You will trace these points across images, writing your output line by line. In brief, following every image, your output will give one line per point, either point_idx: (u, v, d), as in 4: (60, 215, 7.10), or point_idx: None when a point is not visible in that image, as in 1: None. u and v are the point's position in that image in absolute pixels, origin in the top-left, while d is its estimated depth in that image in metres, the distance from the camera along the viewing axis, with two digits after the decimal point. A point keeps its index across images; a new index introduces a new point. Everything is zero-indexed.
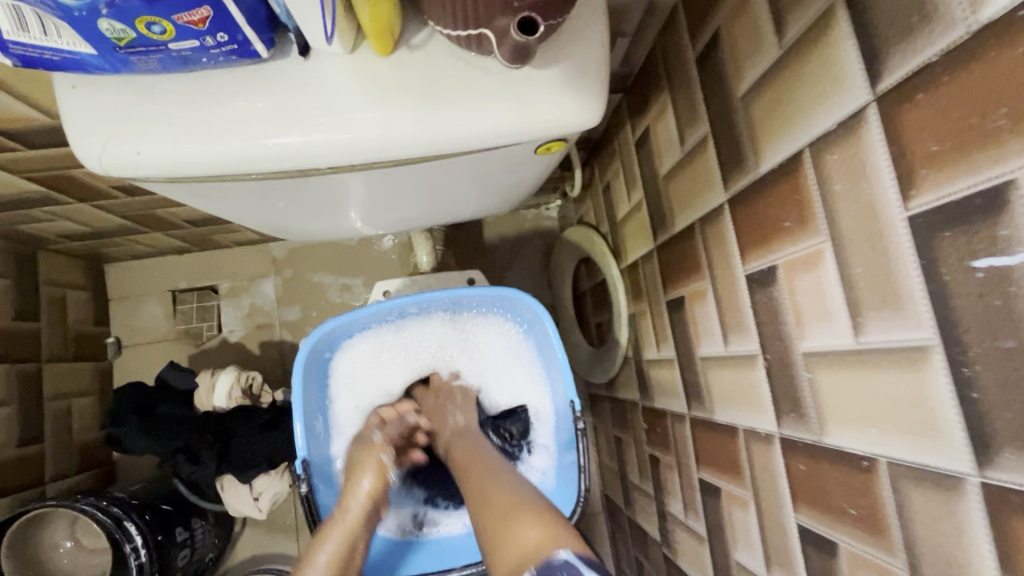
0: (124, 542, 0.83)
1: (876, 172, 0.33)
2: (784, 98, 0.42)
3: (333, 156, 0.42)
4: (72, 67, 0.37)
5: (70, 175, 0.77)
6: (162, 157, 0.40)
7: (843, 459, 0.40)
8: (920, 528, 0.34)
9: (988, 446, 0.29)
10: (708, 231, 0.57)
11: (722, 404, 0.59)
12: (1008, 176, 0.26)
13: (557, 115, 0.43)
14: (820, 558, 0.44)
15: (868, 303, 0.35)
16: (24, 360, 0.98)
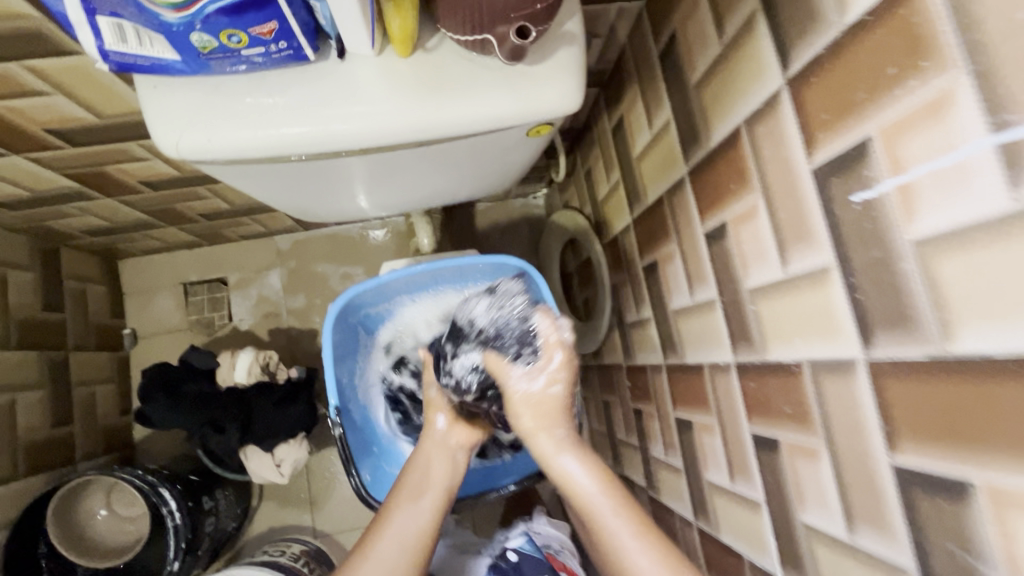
0: (160, 506, 0.90)
1: (791, 137, 0.44)
2: (726, 84, 0.52)
3: (364, 138, 0.51)
4: (156, 70, 0.47)
5: (104, 171, 0.85)
6: (225, 142, 0.49)
7: (781, 369, 0.50)
8: (833, 408, 0.44)
9: (869, 332, 0.39)
10: (675, 200, 0.67)
11: (691, 348, 0.70)
12: (867, 133, 0.36)
13: (546, 101, 0.53)
14: (768, 456, 0.55)
15: (791, 240, 0.46)
16: (53, 348, 1.04)
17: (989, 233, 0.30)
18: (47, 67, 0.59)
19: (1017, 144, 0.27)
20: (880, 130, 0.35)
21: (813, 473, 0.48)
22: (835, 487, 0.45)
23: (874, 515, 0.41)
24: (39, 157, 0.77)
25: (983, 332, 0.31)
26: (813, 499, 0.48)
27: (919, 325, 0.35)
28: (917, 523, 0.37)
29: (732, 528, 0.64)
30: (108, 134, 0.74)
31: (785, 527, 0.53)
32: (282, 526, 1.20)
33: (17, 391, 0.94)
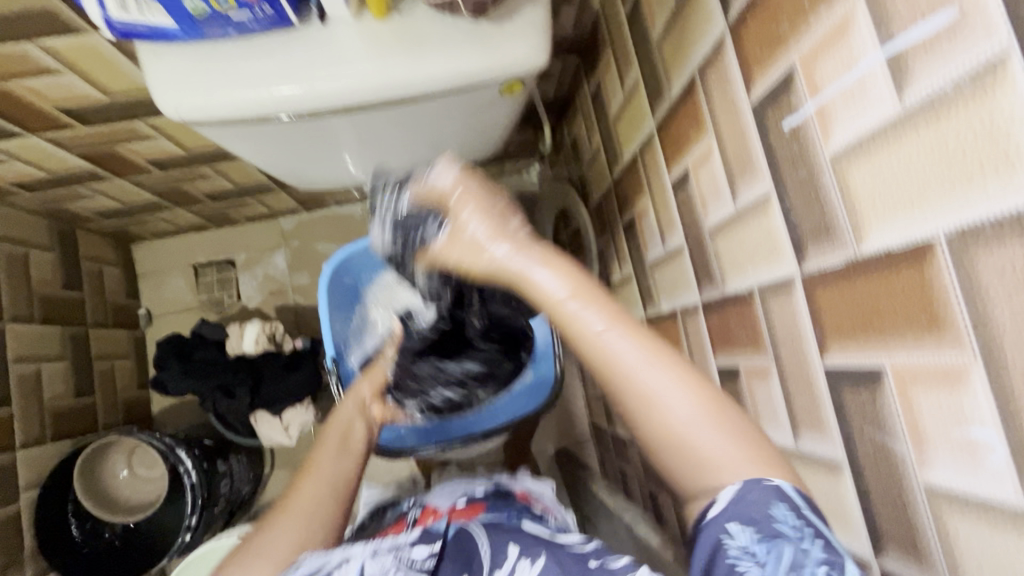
0: (178, 465, 0.96)
1: (733, 77, 0.48)
2: (681, 35, 0.56)
3: (346, 97, 0.56)
4: (156, 36, 0.52)
5: (114, 150, 0.90)
6: (220, 102, 0.54)
7: (737, 298, 0.54)
8: (778, 324, 0.48)
9: (802, 248, 0.43)
10: (646, 154, 0.71)
11: (666, 295, 0.73)
12: (791, 63, 0.40)
13: (514, 56, 0.57)
14: (731, 385, 0.58)
15: (739, 174, 0.50)
16: (73, 323, 1.11)
17: (885, 137, 0.33)
18: (59, 46, 0.64)
19: (902, 52, 0.31)
20: (800, 57, 0.39)
21: (767, 391, 0.51)
22: (783, 400, 0.49)
23: (814, 419, 0.45)
24: (55, 136, 0.83)
25: (886, 229, 0.34)
26: (767, 416, 0.52)
27: (838, 233, 0.38)
28: (845, 415, 0.41)
29: None
30: (117, 112, 0.79)
31: None
32: None
33: (41, 361, 1.01)
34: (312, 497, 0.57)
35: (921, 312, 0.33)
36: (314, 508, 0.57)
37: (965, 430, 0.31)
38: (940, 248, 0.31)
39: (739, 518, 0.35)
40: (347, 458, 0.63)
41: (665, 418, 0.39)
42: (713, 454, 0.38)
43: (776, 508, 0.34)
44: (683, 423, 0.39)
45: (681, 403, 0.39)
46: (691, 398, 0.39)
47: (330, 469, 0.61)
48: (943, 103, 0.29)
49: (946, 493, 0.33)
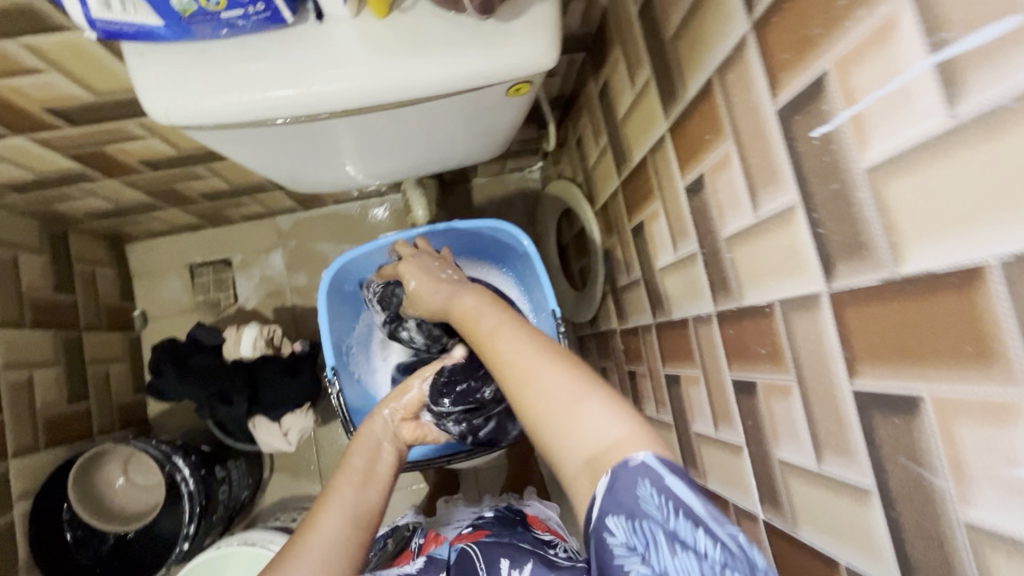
0: (175, 472, 0.94)
1: (755, 81, 0.45)
2: (698, 34, 0.53)
3: (346, 100, 0.53)
4: (142, 36, 0.49)
5: (104, 150, 0.87)
6: (212, 106, 0.52)
7: (755, 312, 0.52)
8: (801, 342, 0.46)
9: (830, 266, 0.40)
10: (657, 158, 0.68)
11: (677, 303, 0.71)
12: (822, 68, 0.37)
13: (521, 57, 0.54)
14: (748, 400, 0.56)
15: (761, 183, 0.47)
16: (66, 327, 1.08)
17: (931, 152, 0.31)
18: (43, 45, 0.61)
19: (953, 60, 0.29)
20: (834, 62, 0.36)
21: (785, 409, 0.49)
22: (804, 419, 0.47)
23: (839, 442, 0.43)
24: (41, 137, 0.80)
25: (927, 250, 0.32)
26: (786, 435, 0.50)
27: (872, 251, 0.36)
28: (875, 443, 0.39)
29: (717, 474, 0.66)
30: (105, 112, 0.76)
31: (764, 468, 0.55)
32: (293, 496, 1.23)
33: (33, 367, 0.99)
34: (333, 531, 0.54)
35: (968, 341, 0.30)
36: (334, 545, 0.53)
37: (1015, 470, 0.29)
38: (992, 275, 0.29)
39: (617, 508, 0.38)
40: (368, 492, 0.59)
41: (547, 397, 0.45)
42: (589, 428, 0.43)
43: (644, 487, 0.38)
44: (559, 402, 0.45)
45: (562, 387, 0.45)
46: (568, 380, 0.45)
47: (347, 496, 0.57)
48: (1002, 118, 0.27)
49: (989, 533, 0.31)
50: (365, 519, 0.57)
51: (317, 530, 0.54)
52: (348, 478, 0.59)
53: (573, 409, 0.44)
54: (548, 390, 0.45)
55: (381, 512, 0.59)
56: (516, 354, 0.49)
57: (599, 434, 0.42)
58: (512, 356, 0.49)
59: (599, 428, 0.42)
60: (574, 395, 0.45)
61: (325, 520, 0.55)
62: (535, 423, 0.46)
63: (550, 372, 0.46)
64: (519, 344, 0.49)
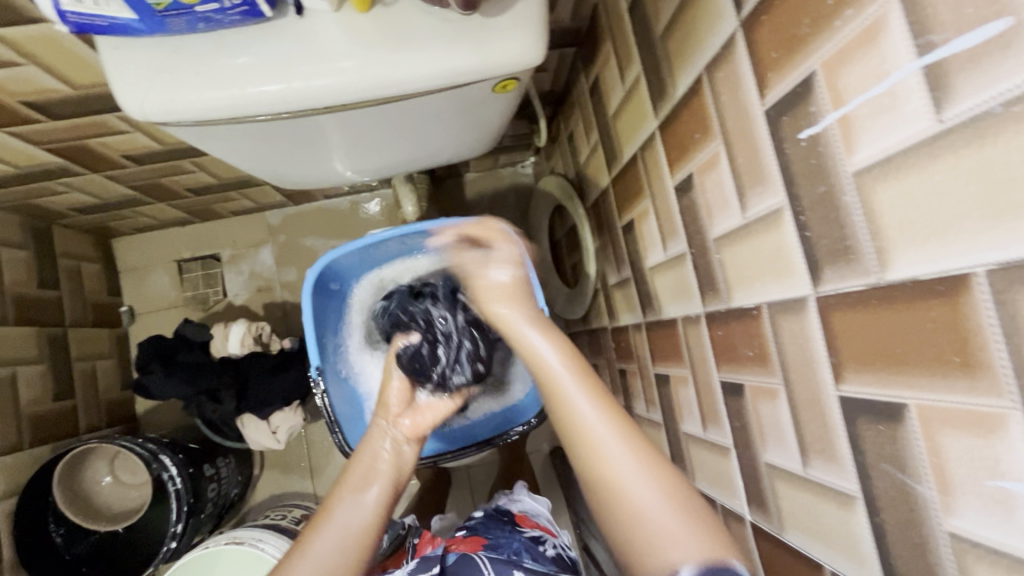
0: (162, 472, 0.93)
1: (744, 80, 0.44)
2: (688, 31, 0.52)
3: (328, 97, 0.52)
4: (115, 30, 0.47)
5: (86, 144, 0.85)
6: (190, 102, 0.50)
7: (743, 313, 0.51)
8: (788, 344, 0.45)
9: (817, 269, 0.40)
10: (647, 155, 0.67)
11: (667, 303, 0.70)
12: (810, 69, 0.37)
13: (507, 54, 0.53)
14: (735, 402, 0.56)
15: (749, 183, 0.46)
16: (51, 324, 1.07)
17: (918, 157, 0.30)
18: (16, 37, 0.59)
19: (941, 64, 0.28)
20: (821, 63, 0.36)
21: (773, 413, 0.49)
22: (791, 423, 0.46)
23: (825, 448, 0.42)
24: (20, 131, 0.78)
25: (913, 257, 0.31)
26: (773, 438, 0.49)
27: (858, 256, 0.35)
28: (860, 449, 0.39)
29: (706, 475, 0.66)
30: (85, 105, 0.74)
31: (751, 471, 0.55)
32: (283, 493, 1.23)
33: (16, 364, 0.97)
34: (325, 553, 0.52)
35: (953, 350, 0.30)
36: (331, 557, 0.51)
37: (998, 481, 0.29)
38: (978, 284, 0.28)
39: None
40: (365, 508, 0.56)
41: (620, 489, 0.43)
42: (646, 505, 0.42)
43: None
44: (626, 473, 0.44)
45: (640, 485, 0.43)
46: (632, 451, 0.45)
47: (346, 519, 0.54)
48: (990, 124, 0.26)
49: (973, 544, 0.31)
50: (360, 538, 0.54)
51: (312, 544, 0.52)
52: (348, 485, 0.58)
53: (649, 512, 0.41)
54: (622, 478, 0.44)
55: (376, 546, 0.55)
56: (594, 430, 0.47)
57: (671, 543, 0.40)
58: (582, 413, 0.48)
59: (671, 534, 0.40)
60: (653, 494, 0.42)
61: (324, 532, 0.53)
62: (600, 485, 0.45)
63: (626, 459, 0.44)
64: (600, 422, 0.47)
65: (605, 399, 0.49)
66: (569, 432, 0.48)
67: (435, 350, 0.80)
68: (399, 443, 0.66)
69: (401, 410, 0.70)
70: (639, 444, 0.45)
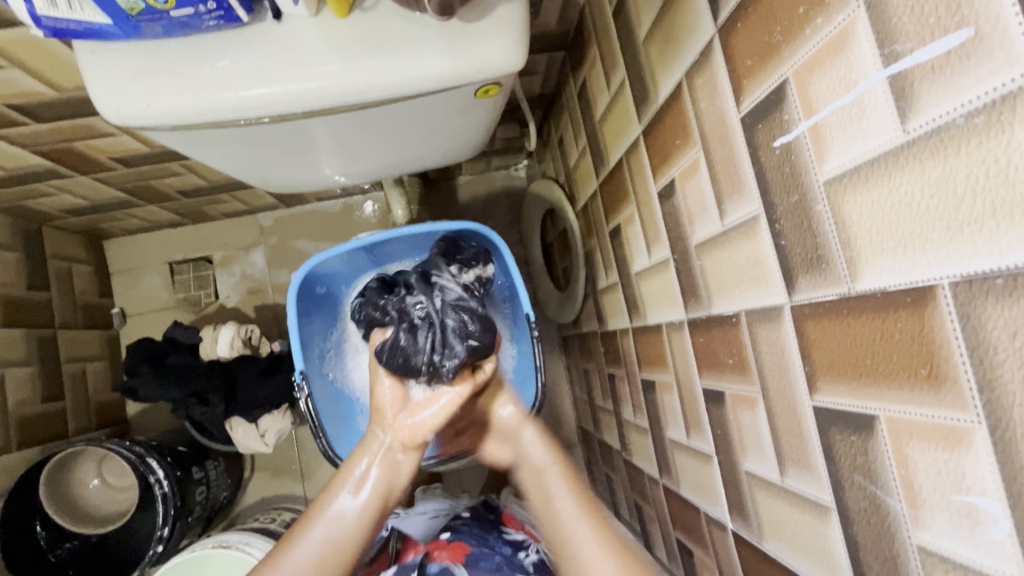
0: (149, 475, 0.93)
1: (721, 87, 0.44)
2: (668, 37, 0.52)
3: (306, 101, 0.52)
4: (91, 34, 0.47)
5: (73, 147, 0.85)
6: (168, 107, 0.50)
7: (723, 320, 0.51)
8: (765, 352, 0.45)
9: (792, 278, 0.39)
10: (632, 161, 0.67)
11: (652, 309, 0.70)
12: (783, 76, 0.36)
13: (487, 59, 0.53)
14: (716, 409, 0.55)
15: (727, 190, 0.46)
16: (40, 326, 1.07)
17: (885, 167, 0.30)
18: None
19: (906, 74, 0.28)
20: (794, 71, 0.35)
21: (751, 421, 0.49)
22: (769, 432, 0.46)
23: (801, 458, 0.42)
24: (7, 134, 0.78)
25: (882, 267, 0.31)
26: (752, 447, 0.49)
27: (830, 265, 0.35)
28: (833, 459, 0.38)
29: (689, 482, 0.65)
30: (70, 108, 0.74)
31: (732, 479, 0.54)
32: (274, 495, 1.22)
33: (4, 366, 0.97)
34: (305, 559, 0.59)
35: (921, 363, 0.30)
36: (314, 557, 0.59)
37: (965, 496, 0.29)
38: (944, 296, 0.28)
39: None
40: (347, 521, 0.62)
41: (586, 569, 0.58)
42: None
43: None
44: (589, 553, 0.59)
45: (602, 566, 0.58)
46: (597, 540, 0.60)
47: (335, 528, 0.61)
48: (952, 136, 0.26)
49: (940, 558, 0.31)
50: (338, 550, 0.60)
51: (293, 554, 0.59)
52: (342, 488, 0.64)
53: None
54: (585, 562, 0.59)
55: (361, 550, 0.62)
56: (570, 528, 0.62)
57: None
58: (564, 513, 0.63)
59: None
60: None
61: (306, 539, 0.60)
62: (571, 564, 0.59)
63: (593, 546, 0.59)
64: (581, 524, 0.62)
65: (585, 503, 0.63)
66: (551, 524, 0.63)
67: (417, 336, 0.68)
68: (394, 454, 0.66)
69: (397, 413, 0.68)
70: (610, 539, 0.60)
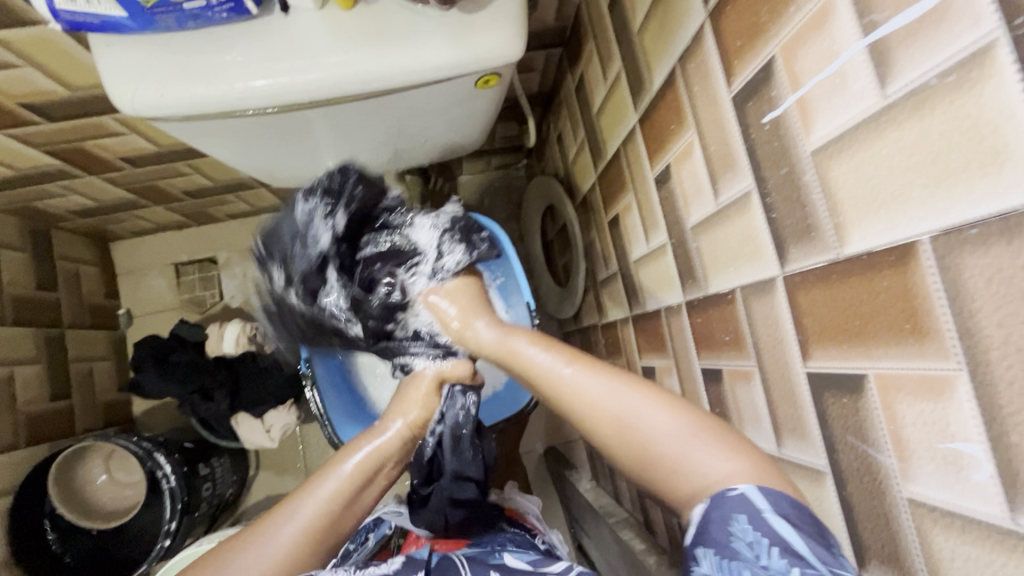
0: (156, 469, 0.94)
1: (713, 70, 0.46)
2: (663, 23, 0.53)
3: (312, 92, 0.54)
4: (107, 28, 0.50)
5: (83, 146, 0.87)
6: (178, 97, 0.52)
7: (719, 298, 0.52)
8: (759, 324, 0.46)
9: (783, 250, 0.41)
10: (629, 151, 0.68)
11: (651, 295, 0.72)
12: (770, 54, 0.38)
13: (487, 47, 0.55)
14: (714, 389, 0.56)
15: (720, 170, 0.48)
16: (48, 325, 1.08)
17: (869, 130, 0.31)
18: (14, 39, 0.61)
19: (885, 41, 0.29)
20: (780, 48, 0.37)
21: (748, 394, 0.50)
22: (765, 404, 0.47)
23: (796, 425, 0.43)
24: (18, 133, 0.80)
25: (868, 228, 0.32)
26: (750, 420, 0.50)
27: (818, 233, 0.37)
28: (826, 423, 0.39)
29: None
30: (82, 107, 0.77)
31: None
32: (278, 494, 1.23)
33: (14, 364, 0.98)
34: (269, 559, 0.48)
35: (904, 318, 0.31)
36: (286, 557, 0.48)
37: (950, 443, 0.30)
38: (924, 251, 0.29)
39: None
40: (337, 488, 0.53)
41: (653, 449, 0.43)
42: (686, 465, 0.41)
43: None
44: (665, 441, 0.43)
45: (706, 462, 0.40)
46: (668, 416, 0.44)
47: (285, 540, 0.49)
48: (926, 97, 0.27)
49: (929, 507, 0.32)
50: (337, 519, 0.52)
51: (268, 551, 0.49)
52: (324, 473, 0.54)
53: (656, 442, 0.43)
54: (598, 401, 0.47)
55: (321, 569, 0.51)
56: (589, 390, 0.48)
57: (696, 465, 0.41)
58: (596, 395, 0.47)
59: (686, 456, 0.41)
60: (635, 403, 0.45)
61: (286, 520, 0.50)
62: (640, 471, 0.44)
63: (581, 375, 0.50)
64: (591, 378, 0.49)
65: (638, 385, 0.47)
66: (590, 407, 0.48)
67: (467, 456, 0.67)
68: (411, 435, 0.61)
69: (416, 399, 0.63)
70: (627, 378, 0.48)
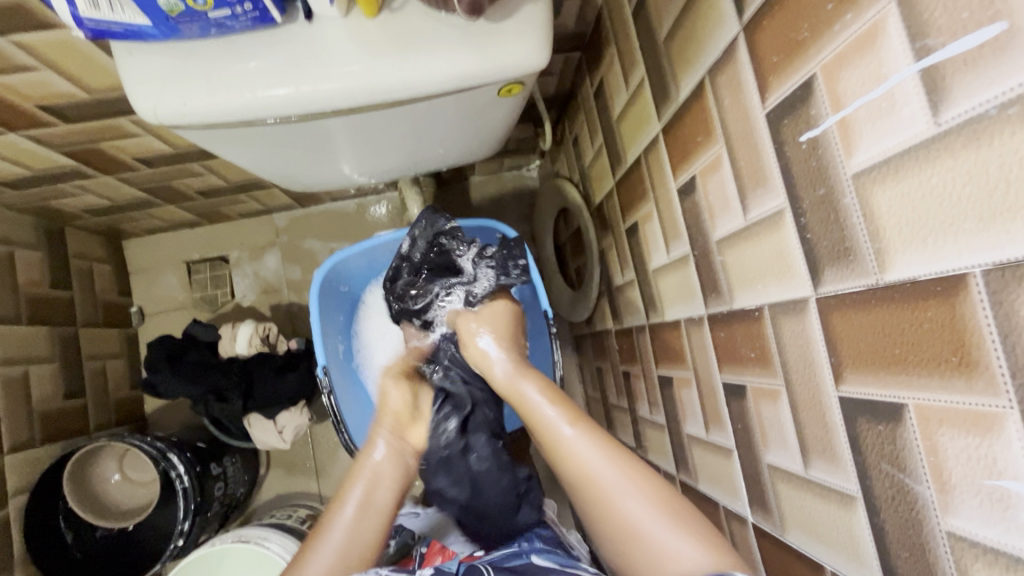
0: (170, 470, 0.94)
1: (746, 84, 0.45)
2: (692, 33, 0.52)
3: (334, 101, 0.53)
4: (130, 35, 0.49)
5: (99, 147, 0.87)
6: (201, 105, 0.52)
7: (745, 314, 0.52)
8: (789, 344, 0.45)
9: (818, 271, 0.40)
10: (650, 159, 0.68)
11: (670, 305, 0.71)
12: (810, 72, 0.37)
13: (512, 57, 0.54)
14: (737, 404, 0.56)
15: (751, 186, 0.47)
16: (63, 324, 1.08)
17: (917, 158, 0.30)
18: (32, 42, 0.61)
19: (938, 68, 0.28)
20: (821, 67, 0.36)
21: (774, 414, 0.49)
22: (793, 425, 0.46)
23: (825, 448, 0.42)
24: (36, 134, 0.80)
25: (913, 257, 0.32)
26: (775, 439, 0.49)
27: (857, 257, 0.36)
28: (860, 449, 0.39)
29: (709, 477, 0.65)
30: (99, 109, 0.76)
31: (753, 472, 0.54)
32: (289, 493, 1.24)
33: (29, 363, 0.99)
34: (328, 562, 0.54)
35: (951, 351, 0.30)
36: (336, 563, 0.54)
37: (996, 480, 0.29)
38: (975, 285, 0.28)
39: None
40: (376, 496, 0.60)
41: (636, 534, 0.49)
42: (667, 555, 0.47)
43: None
44: (649, 535, 0.48)
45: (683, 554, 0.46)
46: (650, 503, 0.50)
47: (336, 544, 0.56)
48: (986, 126, 0.27)
49: (970, 542, 0.31)
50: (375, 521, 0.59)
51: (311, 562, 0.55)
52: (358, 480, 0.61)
53: (643, 528, 0.49)
54: (593, 471, 0.53)
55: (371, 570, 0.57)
56: (585, 455, 0.54)
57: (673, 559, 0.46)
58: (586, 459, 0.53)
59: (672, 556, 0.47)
60: (619, 481, 0.51)
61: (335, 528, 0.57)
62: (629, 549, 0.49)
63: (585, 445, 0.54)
64: (589, 443, 0.54)
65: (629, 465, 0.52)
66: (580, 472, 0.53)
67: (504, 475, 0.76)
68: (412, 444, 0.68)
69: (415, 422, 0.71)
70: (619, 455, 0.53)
